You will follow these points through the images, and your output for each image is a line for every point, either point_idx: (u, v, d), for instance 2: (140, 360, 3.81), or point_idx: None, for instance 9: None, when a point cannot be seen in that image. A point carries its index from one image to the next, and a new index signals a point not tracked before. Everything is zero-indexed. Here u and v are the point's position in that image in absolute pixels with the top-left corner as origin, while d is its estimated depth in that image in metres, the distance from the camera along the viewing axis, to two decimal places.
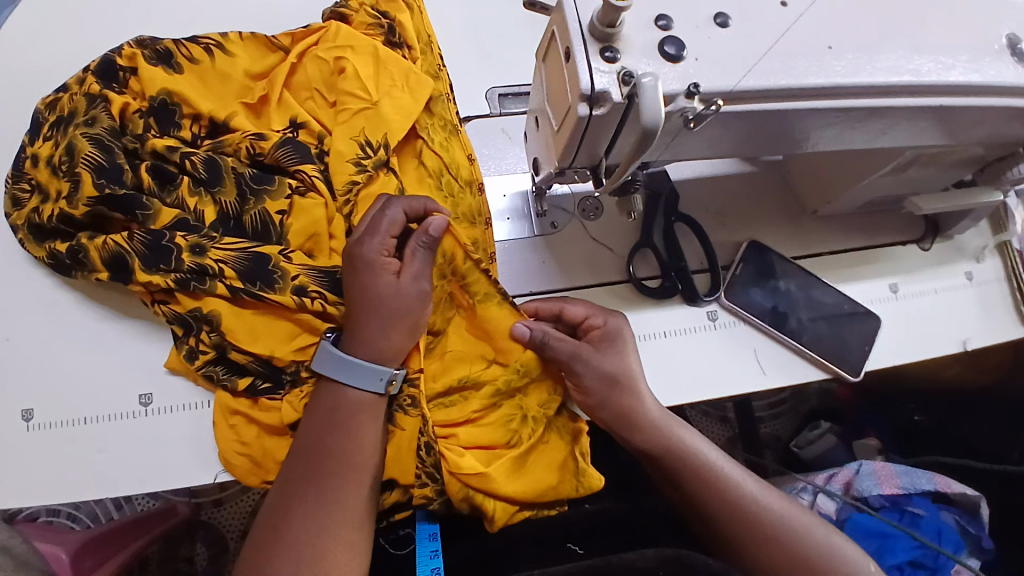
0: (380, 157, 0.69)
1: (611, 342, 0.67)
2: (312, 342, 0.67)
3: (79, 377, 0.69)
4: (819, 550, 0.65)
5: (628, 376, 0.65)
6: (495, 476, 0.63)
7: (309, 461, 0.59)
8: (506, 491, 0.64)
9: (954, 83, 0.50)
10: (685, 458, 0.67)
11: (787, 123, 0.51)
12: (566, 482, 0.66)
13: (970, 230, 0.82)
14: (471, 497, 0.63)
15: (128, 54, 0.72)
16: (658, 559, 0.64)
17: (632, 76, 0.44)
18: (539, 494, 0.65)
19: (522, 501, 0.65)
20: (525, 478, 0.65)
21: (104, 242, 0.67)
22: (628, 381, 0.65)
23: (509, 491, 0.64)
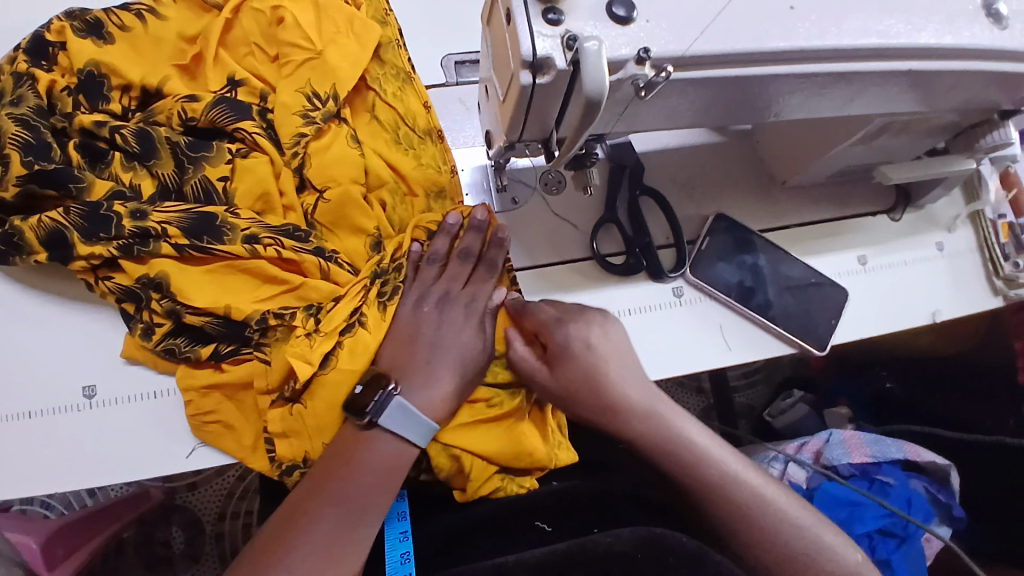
0: (329, 108, 0.65)
1: (567, 354, 0.62)
2: (279, 291, 0.62)
3: (22, 370, 0.65)
4: (800, 532, 0.59)
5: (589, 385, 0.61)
6: (479, 433, 0.63)
7: (319, 482, 0.56)
8: (485, 449, 0.62)
9: (924, 46, 0.47)
10: (677, 453, 0.61)
11: (749, 90, 0.48)
12: (541, 450, 0.64)
13: (942, 200, 0.80)
14: (452, 450, 0.62)
15: (57, 29, 0.67)
16: (639, 538, 0.56)
17: (577, 40, 0.41)
18: (515, 454, 0.63)
19: (496, 460, 0.63)
20: (499, 439, 0.63)
21: (39, 221, 0.62)
22: (588, 389, 0.62)
23: (487, 447, 0.62)
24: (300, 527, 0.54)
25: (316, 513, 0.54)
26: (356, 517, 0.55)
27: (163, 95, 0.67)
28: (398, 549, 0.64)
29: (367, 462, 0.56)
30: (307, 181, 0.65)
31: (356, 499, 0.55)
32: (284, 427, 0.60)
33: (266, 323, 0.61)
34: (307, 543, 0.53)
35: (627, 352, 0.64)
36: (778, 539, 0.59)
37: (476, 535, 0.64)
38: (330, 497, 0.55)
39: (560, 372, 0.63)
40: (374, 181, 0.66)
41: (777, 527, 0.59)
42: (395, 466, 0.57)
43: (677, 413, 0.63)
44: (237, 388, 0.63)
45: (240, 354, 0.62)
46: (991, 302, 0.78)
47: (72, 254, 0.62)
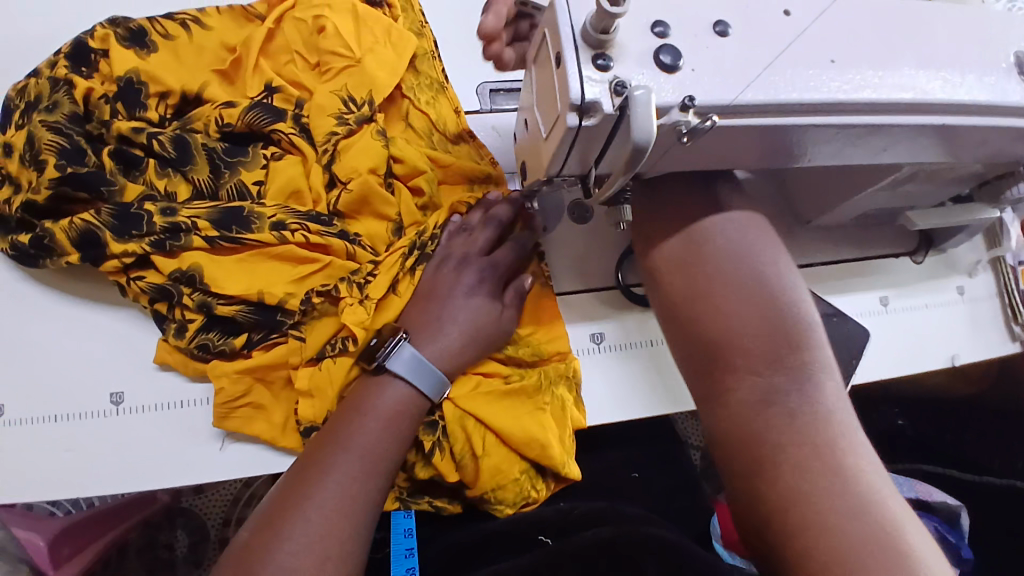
0: (363, 112, 0.66)
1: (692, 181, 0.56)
2: (312, 270, 0.63)
3: (51, 371, 0.66)
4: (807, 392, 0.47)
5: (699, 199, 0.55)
6: (502, 417, 0.64)
7: (336, 423, 0.57)
8: (506, 430, 0.64)
9: (959, 103, 0.48)
10: (758, 281, 0.50)
11: (787, 137, 0.49)
12: (558, 448, 0.65)
13: (964, 246, 0.81)
14: (466, 423, 0.63)
15: (100, 36, 0.69)
16: (621, 529, 0.58)
17: (625, 86, 0.42)
18: (530, 445, 0.64)
19: (512, 446, 0.65)
20: (517, 425, 0.64)
21: (70, 222, 0.63)
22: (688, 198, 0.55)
23: (508, 429, 0.64)
24: (316, 475, 0.54)
25: (331, 460, 0.55)
26: (369, 465, 0.55)
27: (202, 101, 0.69)
28: (404, 564, 0.65)
29: (376, 407, 0.57)
30: (334, 176, 0.65)
31: (371, 444, 0.56)
32: (311, 385, 0.62)
33: (310, 303, 0.62)
34: (325, 486, 0.53)
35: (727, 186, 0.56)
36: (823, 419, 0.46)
37: (486, 549, 0.64)
38: (345, 445, 0.55)
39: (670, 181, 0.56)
40: (410, 171, 0.67)
41: (828, 417, 0.46)
42: (403, 414, 0.58)
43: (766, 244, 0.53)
44: (268, 371, 0.63)
45: (271, 338, 0.63)
46: (1009, 348, 0.79)
47: (104, 254, 0.62)
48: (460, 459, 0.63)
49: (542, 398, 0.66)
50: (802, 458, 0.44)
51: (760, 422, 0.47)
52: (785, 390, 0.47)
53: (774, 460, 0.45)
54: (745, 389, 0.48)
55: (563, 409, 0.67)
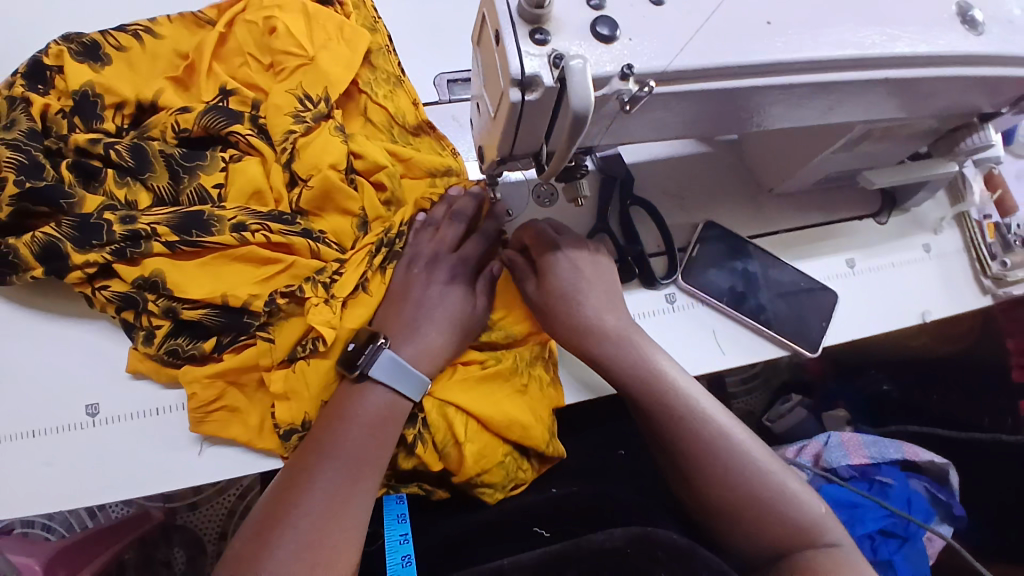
0: (320, 109, 0.66)
1: (550, 269, 0.65)
2: (278, 270, 0.63)
3: (24, 387, 0.66)
4: (733, 465, 0.60)
5: (573, 303, 0.64)
6: (484, 402, 0.64)
7: (320, 432, 0.58)
8: (486, 417, 0.63)
9: (901, 55, 0.49)
10: (659, 390, 0.62)
11: (733, 102, 0.50)
12: (540, 430, 0.66)
13: (928, 203, 0.82)
14: (446, 410, 0.63)
15: (54, 53, 0.68)
16: (631, 535, 0.58)
17: (562, 58, 0.43)
18: (513, 428, 0.64)
19: (494, 431, 0.64)
20: (497, 409, 0.64)
21: (33, 237, 0.62)
22: (569, 305, 0.64)
23: (488, 415, 0.63)
24: (302, 483, 0.55)
25: (316, 467, 0.56)
26: (355, 470, 0.56)
27: (158, 108, 0.68)
28: (399, 552, 0.64)
29: (359, 412, 0.58)
30: (295, 175, 0.65)
31: (354, 451, 0.56)
32: (286, 387, 0.61)
33: (274, 304, 0.62)
34: (312, 494, 0.54)
35: (611, 286, 0.67)
36: (746, 470, 0.60)
37: (478, 541, 0.66)
38: (329, 452, 0.56)
39: (546, 289, 0.65)
40: (370, 166, 0.67)
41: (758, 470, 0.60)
42: (387, 416, 0.59)
43: (656, 349, 0.65)
44: (241, 374, 0.63)
45: (240, 340, 0.63)
46: (980, 302, 0.80)
47: (67, 266, 0.62)
48: (443, 448, 0.63)
49: (520, 379, 0.66)
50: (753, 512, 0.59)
51: (720, 494, 0.59)
52: (719, 464, 0.60)
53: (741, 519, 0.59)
54: (703, 481, 0.60)
55: (543, 387, 0.68)
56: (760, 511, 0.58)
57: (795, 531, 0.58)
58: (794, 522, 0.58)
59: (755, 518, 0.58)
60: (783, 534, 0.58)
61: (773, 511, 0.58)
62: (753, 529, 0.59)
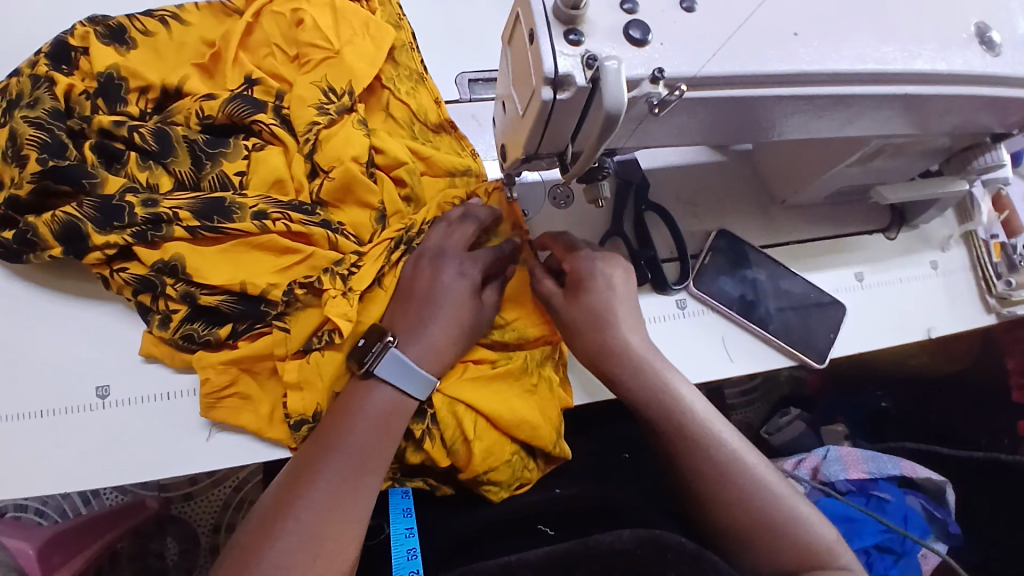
0: (343, 103, 0.67)
1: (579, 283, 0.64)
2: (296, 262, 0.63)
3: (36, 365, 0.66)
4: (740, 489, 0.60)
5: (597, 325, 0.64)
6: (494, 401, 0.64)
7: (326, 430, 0.58)
8: (494, 415, 0.64)
9: (921, 72, 0.50)
10: (672, 413, 0.62)
11: (757, 110, 0.51)
12: (548, 431, 0.66)
13: (936, 221, 0.83)
14: (457, 408, 0.63)
15: (81, 35, 0.69)
16: (639, 536, 0.58)
17: (596, 59, 0.43)
18: (521, 428, 0.65)
19: (502, 431, 0.65)
20: (507, 408, 0.64)
21: (53, 216, 0.62)
22: (594, 326, 0.64)
23: (498, 413, 0.64)
24: (308, 474, 0.55)
25: (322, 464, 0.55)
26: (359, 465, 0.56)
27: (182, 94, 0.69)
28: (405, 545, 0.64)
29: (367, 408, 0.58)
30: (316, 166, 0.66)
31: (360, 449, 0.56)
32: (300, 377, 0.62)
33: (293, 294, 0.62)
34: (316, 487, 0.55)
35: (633, 302, 0.66)
36: (760, 492, 0.61)
37: (482, 540, 0.66)
38: (336, 445, 0.56)
39: (573, 306, 0.64)
40: (391, 162, 0.68)
41: (765, 492, 0.61)
42: (394, 413, 0.59)
43: (669, 369, 0.65)
44: (255, 362, 0.63)
45: (256, 328, 0.64)
46: (984, 320, 0.81)
47: (87, 247, 0.62)
48: (452, 445, 0.63)
49: (529, 379, 0.67)
50: (760, 535, 0.60)
51: (728, 513, 0.60)
52: (727, 488, 0.61)
53: (748, 541, 0.60)
54: (711, 502, 0.61)
55: (552, 388, 0.69)
56: (767, 534, 0.59)
57: (800, 554, 0.59)
58: (804, 547, 0.59)
59: (767, 541, 0.59)
60: (788, 554, 0.59)
61: (779, 533, 0.59)
62: (765, 551, 0.59)
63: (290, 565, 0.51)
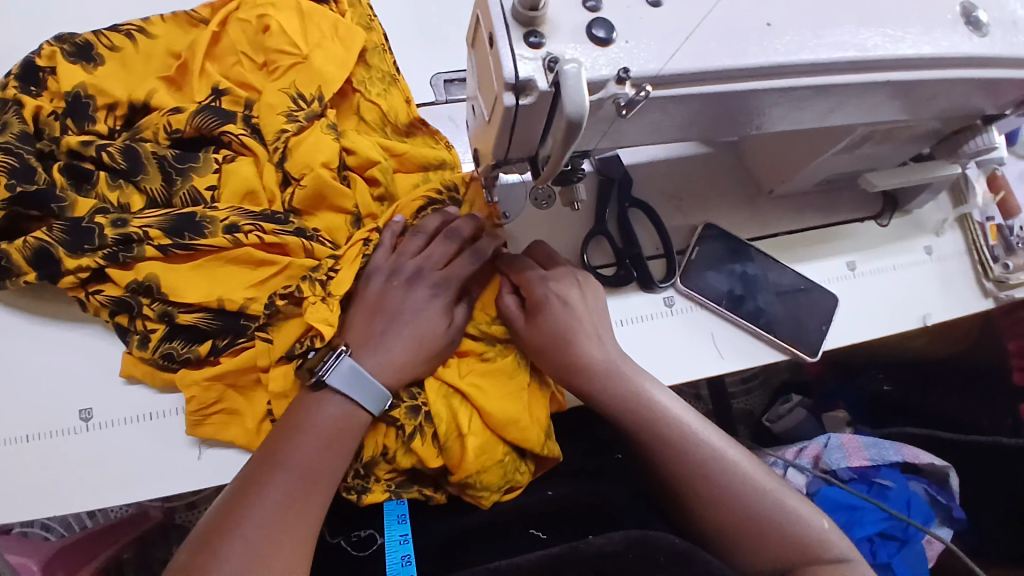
0: (313, 109, 0.66)
1: (543, 307, 0.64)
2: (270, 275, 0.62)
3: (19, 391, 0.65)
4: (730, 489, 0.59)
5: (561, 342, 0.63)
6: (481, 391, 0.62)
7: (276, 442, 0.56)
8: (486, 409, 0.61)
9: (903, 57, 0.48)
10: (647, 425, 0.62)
11: (732, 105, 0.49)
12: (536, 429, 0.63)
13: (930, 205, 0.81)
14: (449, 402, 0.62)
15: (48, 54, 0.67)
16: (631, 539, 0.57)
17: (557, 62, 0.42)
18: (509, 424, 0.62)
19: (491, 429, 0.62)
20: (494, 403, 0.62)
21: (24, 240, 0.62)
22: (560, 343, 0.63)
23: (486, 406, 0.61)
24: (253, 491, 0.53)
25: (271, 476, 0.54)
26: (308, 483, 0.54)
27: (150, 109, 0.68)
28: (399, 551, 0.66)
29: (313, 423, 0.56)
30: (287, 174, 0.64)
31: (310, 463, 0.55)
32: (286, 386, 0.61)
33: (274, 308, 0.61)
34: (267, 491, 0.53)
35: (604, 318, 0.67)
36: (747, 491, 0.59)
37: (478, 546, 0.66)
38: (282, 461, 0.54)
39: (535, 328, 0.64)
40: (362, 162, 0.66)
41: (757, 492, 0.60)
42: (343, 426, 0.57)
43: (647, 378, 0.64)
44: (238, 376, 0.63)
45: (239, 342, 0.63)
46: (981, 304, 0.79)
47: (60, 270, 0.62)
48: (442, 443, 0.60)
49: (518, 373, 0.65)
50: (753, 536, 0.58)
51: (721, 514, 0.59)
52: (716, 490, 0.59)
53: (741, 543, 0.59)
54: (701, 508, 0.60)
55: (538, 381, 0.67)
56: (761, 533, 0.58)
57: (799, 549, 0.58)
58: (793, 545, 0.58)
59: (756, 541, 0.58)
60: (787, 553, 0.58)
61: (772, 530, 0.58)
62: (756, 551, 0.58)
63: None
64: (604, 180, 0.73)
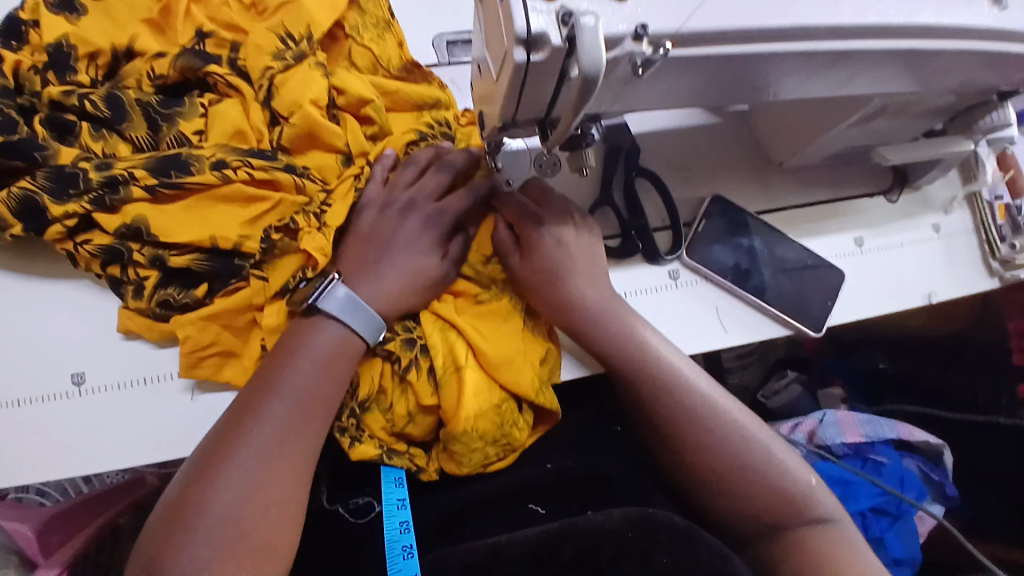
0: (301, 48, 0.63)
1: (538, 246, 0.63)
2: (264, 210, 0.60)
3: (5, 354, 0.64)
4: (716, 437, 0.61)
5: (555, 282, 0.63)
6: (475, 327, 0.62)
7: (271, 371, 0.55)
8: (481, 347, 0.61)
9: (925, 25, 0.46)
10: (638, 369, 0.62)
11: (749, 69, 0.47)
12: (528, 372, 0.62)
13: (939, 182, 0.80)
14: (445, 337, 0.61)
15: (30, 6, 0.64)
16: (632, 518, 0.55)
17: (571, 15, 0.40)
18: (504, 363, 0.61)
19: (487, 368, 0.61)
20: (488, 342, 0.61)
21: (8, 192, 0.60)
22: (554, 284, 0.63)
23: (481, 345, 0.61)
24: (249, 419, 0.53)
25: (267, 404, 0.53)
26: (306, 409, 0.55)
27: (134, 55, 0.64)
28: (397, 516, 0.62)
29: (310, 350, 0.56)
30: (275, 113, 0.62)
31: (307, 393, 0.55)
32: (281, 321, 0.60)
33: (271, 242, 0.60)
34: (263, 419, 0.53)
35: (600, 261, 0.66)
36: (731, 439, 0.61)
37: (475, 520, 0.65)
38: (280, 389, 0.54)
39: (529, 265, 0.63)
40: (354, 102, 0.64)
41: (743, 442, 0.61)
42: (338, 354, 0.57)
43: (641, 323, 0.65)
44: (234, 316, 0.62)
45: (231, 284, 0.62)
46: (986, 284, 0.78)
47: (46, 221, 0.60)
48: (437, 379, 0.60)
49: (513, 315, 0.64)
50: (735, 484, 0.60)
51: (707, 460, 0.61)
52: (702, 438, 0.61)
53: (724, 490, 0.60)
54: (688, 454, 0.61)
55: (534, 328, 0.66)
56: (744, 481, 0.60)
57: (780, 499, 0.59)
58: (774, 494, 0.60)
59: (739, 488, 0.60)
60: (767, 502, 0.59)
61: (756, 481, 0.60)
62: (737, 498, 0.60)
63: (232, 514, 0.49)
64: (614, 147, 0.71)
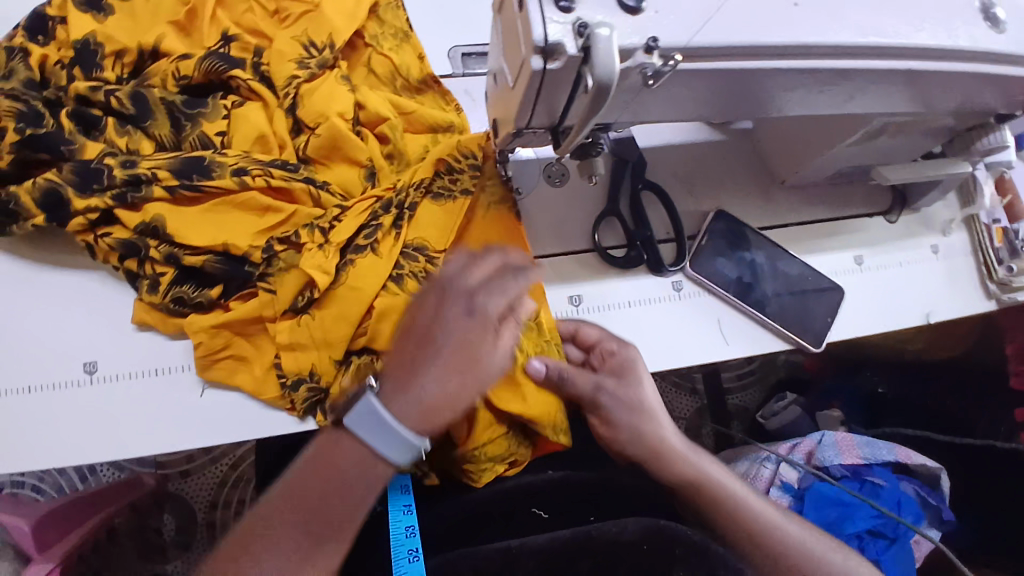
0: (324, 57, 0.66)
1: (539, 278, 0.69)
2: (279, 222, 0.63)
3: (19, 341, 0.65)
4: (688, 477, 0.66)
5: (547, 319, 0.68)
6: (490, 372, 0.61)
7: None
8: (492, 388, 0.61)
9: (924, 46, 0.49)
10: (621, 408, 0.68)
11: (754, 84, 0.49)
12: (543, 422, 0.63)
13: (937, 204, 0.82)
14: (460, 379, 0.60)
15: (58, 3, 0.67)
16: (644, 532, 0.62)
17: (587, 27, 0.42)
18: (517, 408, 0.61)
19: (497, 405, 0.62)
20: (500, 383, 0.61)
21: (33, 183, 0.62)
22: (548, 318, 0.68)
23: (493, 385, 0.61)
24: None
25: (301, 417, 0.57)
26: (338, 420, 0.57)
27: (160, 55, 0.67)
28: (403, 522, 0.62)
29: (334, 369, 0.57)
30: (299, 121, 0.65)
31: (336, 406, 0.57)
32: (291, 340, 0.61)
33: (272, 252, 0.62)
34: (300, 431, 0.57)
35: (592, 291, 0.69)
36: (713, 482, 0.66)
37: (478, 524, 0.66)
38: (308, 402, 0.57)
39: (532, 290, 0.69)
40: (373, 117, 0.66)
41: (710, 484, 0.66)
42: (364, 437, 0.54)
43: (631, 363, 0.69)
44: (245, 325, 0.63)
45: (243, 289, 0.63)
46: (984, 305, 0.80)
47: (68, 213, 0.62)
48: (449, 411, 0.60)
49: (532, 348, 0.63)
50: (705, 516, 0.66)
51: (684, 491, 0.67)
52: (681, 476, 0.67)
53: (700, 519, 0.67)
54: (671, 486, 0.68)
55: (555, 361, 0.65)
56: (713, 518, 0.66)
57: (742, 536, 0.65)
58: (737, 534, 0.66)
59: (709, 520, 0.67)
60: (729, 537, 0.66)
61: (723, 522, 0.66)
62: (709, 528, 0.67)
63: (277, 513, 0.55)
64: (620, 159, 0.73)
